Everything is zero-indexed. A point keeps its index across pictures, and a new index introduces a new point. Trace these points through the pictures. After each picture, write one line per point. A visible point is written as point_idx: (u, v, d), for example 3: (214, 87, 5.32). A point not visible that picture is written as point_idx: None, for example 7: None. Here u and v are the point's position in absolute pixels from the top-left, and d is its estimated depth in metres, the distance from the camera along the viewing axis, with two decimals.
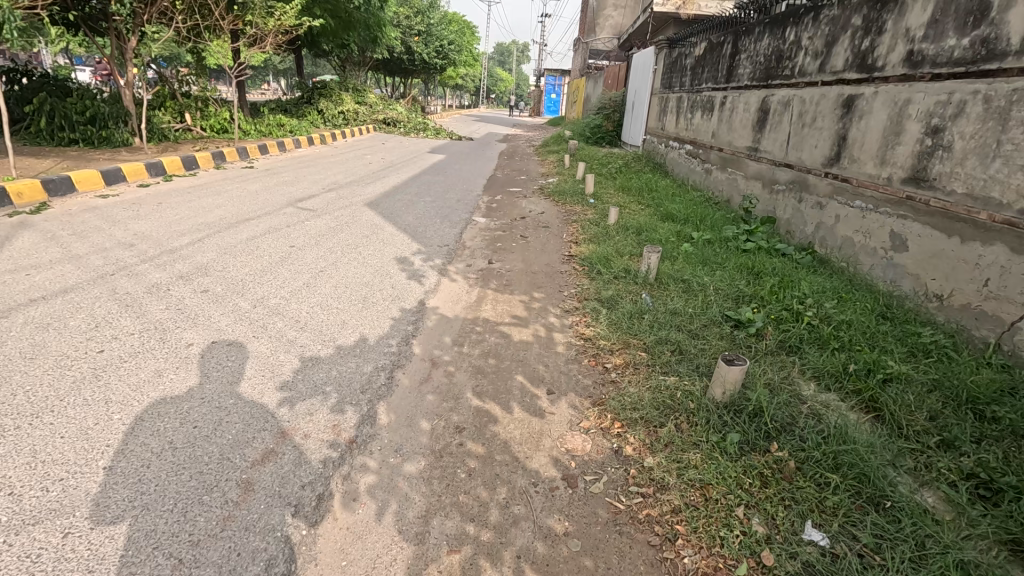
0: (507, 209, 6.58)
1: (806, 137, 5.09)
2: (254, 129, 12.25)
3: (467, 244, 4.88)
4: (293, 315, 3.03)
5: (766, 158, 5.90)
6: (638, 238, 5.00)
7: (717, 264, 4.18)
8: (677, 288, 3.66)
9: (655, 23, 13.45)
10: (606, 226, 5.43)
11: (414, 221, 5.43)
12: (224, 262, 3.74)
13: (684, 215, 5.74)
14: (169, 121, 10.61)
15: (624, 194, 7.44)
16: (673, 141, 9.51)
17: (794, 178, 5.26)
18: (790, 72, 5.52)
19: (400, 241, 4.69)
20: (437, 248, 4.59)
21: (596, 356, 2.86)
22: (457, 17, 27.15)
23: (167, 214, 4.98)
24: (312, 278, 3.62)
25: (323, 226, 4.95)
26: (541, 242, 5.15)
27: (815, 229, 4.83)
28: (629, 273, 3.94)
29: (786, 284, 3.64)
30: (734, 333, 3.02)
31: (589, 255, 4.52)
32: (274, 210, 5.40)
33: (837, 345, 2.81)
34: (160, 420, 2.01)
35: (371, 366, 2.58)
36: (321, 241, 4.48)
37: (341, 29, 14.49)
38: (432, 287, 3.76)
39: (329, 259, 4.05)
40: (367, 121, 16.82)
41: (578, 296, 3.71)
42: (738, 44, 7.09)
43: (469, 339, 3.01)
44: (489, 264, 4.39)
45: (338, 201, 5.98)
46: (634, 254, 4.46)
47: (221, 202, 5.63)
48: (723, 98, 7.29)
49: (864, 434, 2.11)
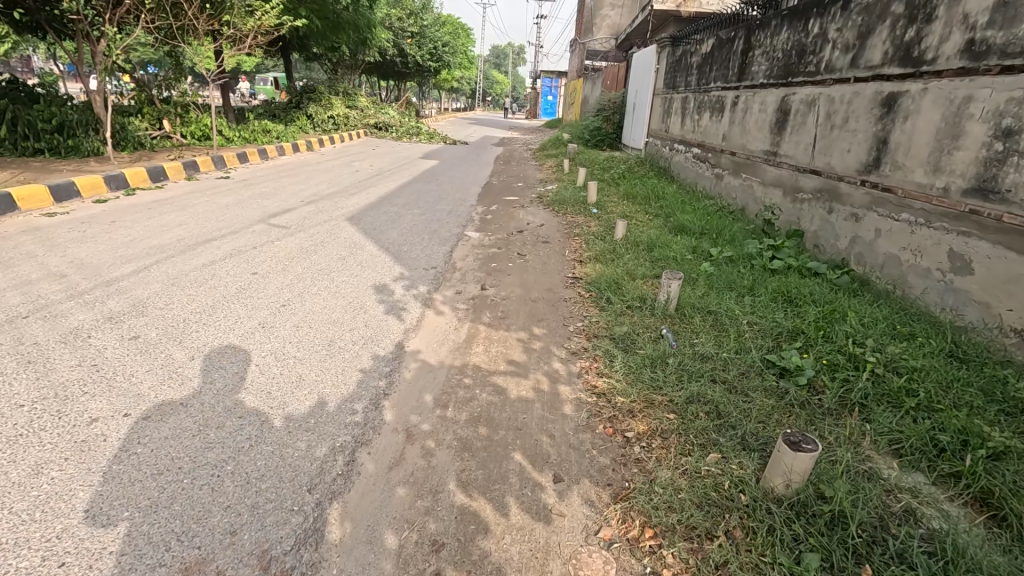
0: (503, 221, 6.03)
1: (837, 141, 4.54)
2: (237, 135, 11.69)
3: (458, 266, 4.32)
4: (238, 371, 2.45)
5: (787, 164, 5.35)
6: (651, 255, 4.44)
7: (745, 290, 3.63)
8: (702, 323, 3.09)
9: (655, 22, 12.96)
10: (613, 241, 4.88)
11: (400, 239, 4.87)
12: (168, 297, 3.17)
13: (699, 227, 5.18)
14: (146, 128, 10.07)
15: (629, 203, 6.89)
16: (678, 144, 8.98)
17: (823, 186, 4.71)
18: (815, 69, 4.98)
19: (381, 263, 4.13)
20: (423, 272, 4.05)
21: (614, 420, 2.30)
22: (451, 19, 26.69)
23: (118, 234, 4.41)
24: (270, 315, 3.06)
25: (294, 247, 4.38)
26: (541, 260, 4.60)
27: (850, 245, 4.29)
28: (645, 302, 3.39)
29: (832, 315, 3.09)
30: (781, 386, 2.45)
31: (596, 278, 3.96)
32: (242, 227, 4.82)
33: (915, 405, 2.25)
34: (13, 556, 1.44)
35: (327, 446, 2.01)
36: (289, 265, 3.91)
37: (329, 31, 13.96)
38: (414, 322, 3.20)
39: (295, 289, 3.48)
40: (359, 126, 16.31)
41: (586, 331, 3.15)
42: (750, 38, 6.55)
43: (456, 396, 2.46)
44: (481, 290, 3.83)
45: (315, 216, 5.42)
46: (648, 277, 3.90)
47: (184, 218, 5.06)
48: (735, 98, 6.75)
49: (991, 555, 1.55)
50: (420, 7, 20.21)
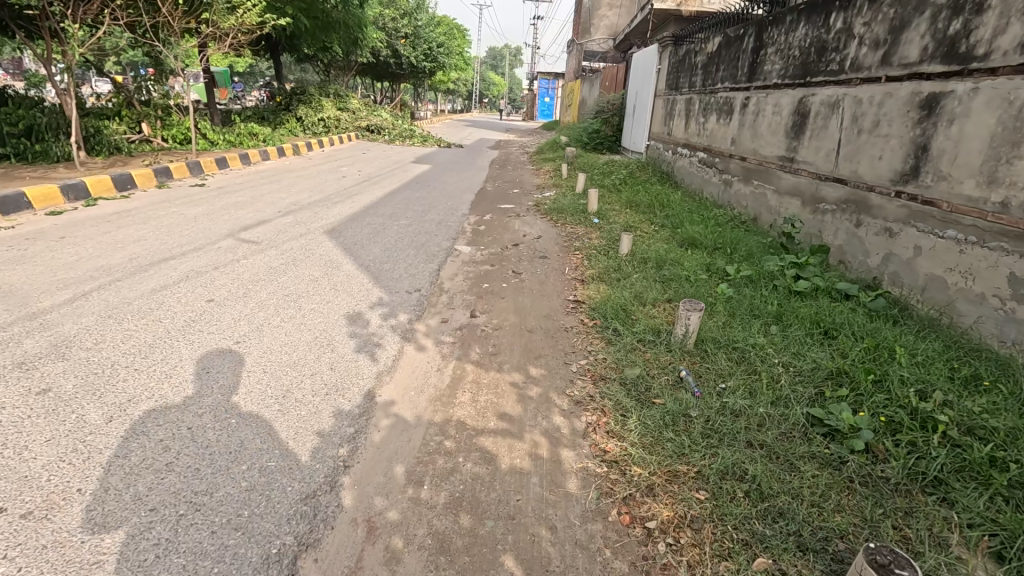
0: (497, 233, 5.59)
1: (866, 147, 4.10)
2: (221, 138, 11.19)
3: (446, 287, 3.87)
4: (162, 438, 1.98)
5: (807, 171, 4.91)
6: (659, 273, 4.00)
7: (771, 319, 3.18)
8: (727, 362, 2.64)
9: (656, 22, 12.57)
10: (618, 258, 4.42)
11: (382, 255, 4.41)
12: (100, 335, 2.69)
13: (711, 241, 4.74)
14: (123, 131, 9.59)
15: (632, 212, 6.45)
16: (682, 148, 8.56)
17: (849, 196, 4.27)
18: (838, 67, 4.54)
19: (357, 286, 3.67)
20: (407, 296, 3.59)
21: (631, 503, 1.84)
22: (446, 20, 26.28)
23: (63, 251, 3.92)
24: (214, 356, 2.59)
25: (261, 267, 3.90)
26: (538, 279, 4.16)
27: (883, 263, 3.84)
28: (658, 335, 2.94)
29: (878, 353, 2.64)
30: (833, 453, 2.00)
31: (600, 302, 3.51)
32: (206, 243, 4.36)
33: (1007, 481, 1.79)
34: None
35: (260, 553, 1.54)
36: (252, 291, 3.44)
37: (319, 30, 13.47)
38: (390, 362, 2.73)
39: (253, 320, 3.01)
40: (349, 129, 15.77)
41: (592, 372, 2.70)
42: (761, 36, 6.12)
43: (434, 466, 2.00)
44: (471, 318, 3.37)
45: (291, 229, 4.95)
46: (660, 303, 3.45)
47: (143, 232, 4.56)
48: (745, 99, 6.32)
49: None
50: (414, 7, 19.75)
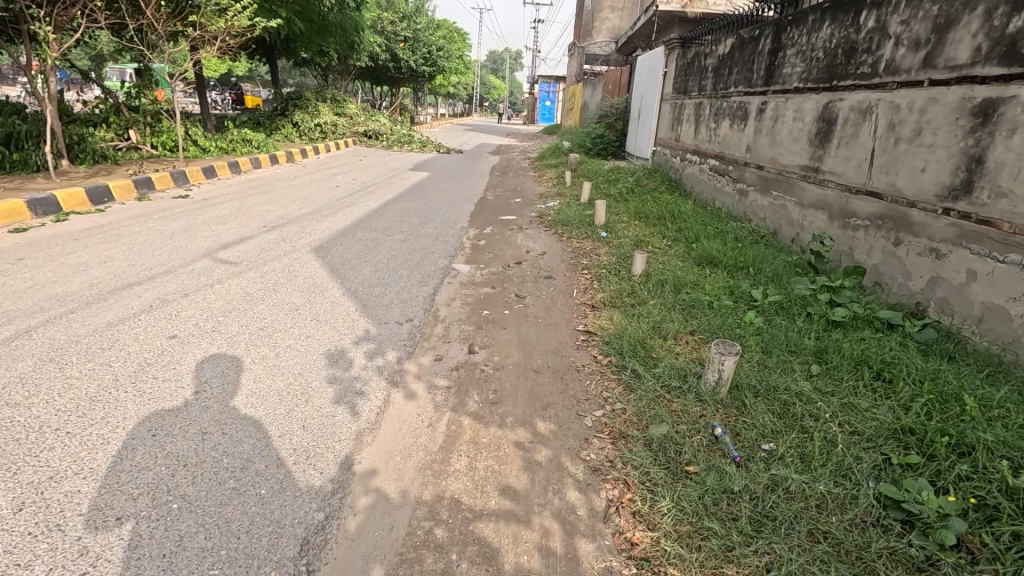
0: (499, 248, 5.21)
1: (905, 158, 3.71)
2: (213, 145, 10.83)
3: (441, 315, 3.48)
4: (80, 535, 1.58)
5: (835, 183, 4.52)
6: (678, 298, 3.61)
7: (812, 357, 2.80)
8: (770, 417, 2.25)
9: (661, 24, 12.22)
10: (631, 279, 4.04)
11: (372, 277, 4.03)
12: (34, 385, 2.30)
13: (732, 260, 4.35)
14: (110, 138, 9.29)
15: (642, 224, 6.06)
16: (691, 154, 8.19)
17: (886, 212, 3.88)
18: (871, 70, 4.15)
19: (341, 316, 3.28)
20: (398, 327, 3.21)
21: None
22: (445, 23, 25.95)
23: (17, 276, 3.53)
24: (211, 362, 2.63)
25: (237, 293, 3.52)
26: (544, 303, 3.77)
27: (929, 288, 3.45)
28: (684, 380, 2.55)
29: (946, 403, 2.26)
30: (917, 551, 1.61)
31: (615, 334, 3.13)
32: (179, 265, 3.97)
33: None
34: None
35: None
36: (222, 324, 3.05)
37: (315, 34, 13.12)
38: (373, 414, 2.35)
39: (218, 363, 2.62)
40: (347, 134, 15.40)
41: (610, 428, 2.31)
42: (779, 37, 5.74)
43: (422, 567, 1.61)
44: (469, 354, 2.97)
45: (274, 248, 4.56)
46: (681, 336, 3.07)
47: (112, 251, 4.18)
48: (762, 104, 5.95)
49: None
50: (413, 10, 19.43)
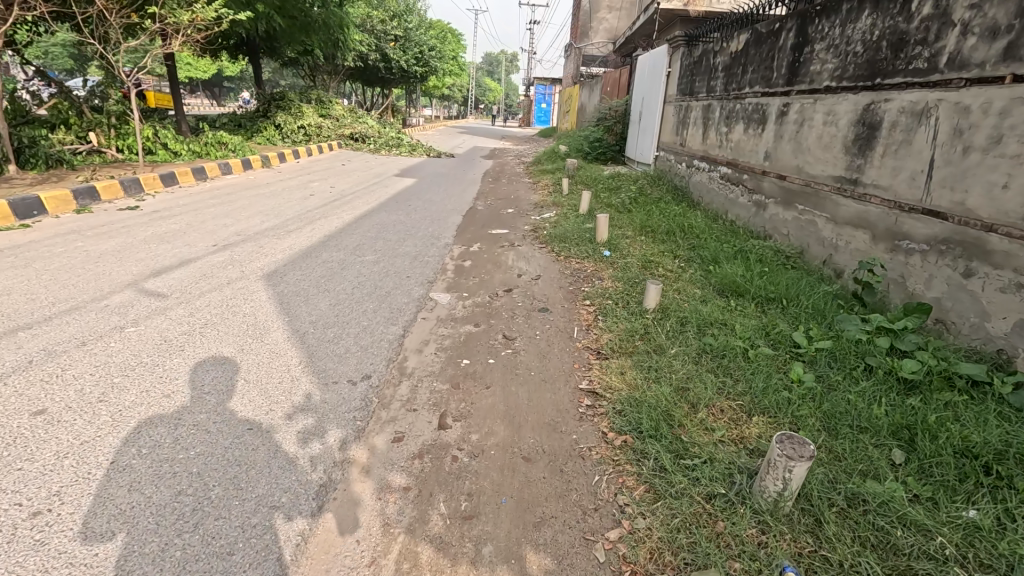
0: (486, 270, 4.52)
1: (980, 170, 3.03)
2: (185, 148, 10.06)
3: (409, 367, 2.78)
4: None
5: (880, 198, 3.84)
6: (704, 343, 2.93)
7: (892, 441, 2.11)
8: (865, 557, 1.56)
9: (662, 23, 11.62)
10: (642, 315, 3.36)
11: (329, 312, 3.32)
12: None
13: (760, 289, 3.68)
14: (68, 140, 8.55)
15: (648, 241, 5.40)
16: (698, 160, 7.53)
17: (951, 235, 3.20)
18: (928, 65, 3.48)
19: (277, 374, 2.56)
20: (352, 387, 2.52)
21: None
22: (437, 24, 25.27)
23: None
24: (196, 376, 2.49)
25: (152, 340, 2.79)
26: (539, 347, 3.07)
27: (1016, 333, 2.77)
28: (728, 483, 1.86)
29: None
30: None
31: (630, 399, 2.44)
32: (92, 298, 3.25)
33: None
34: None
35: None
36: (116, 392, 2.31)
37: (297, 31, 12.42)
38: (290, 546, 1.63)
39: (133, 433, 2.05)
40: (332, 137, 14.67)
41: (632, 566, 1.61)
42: (803, 30, 5.08)
43: None
44: (438, 429, 2.27)
45: (217, 274, 3.84)
46: (714, 405, 2.38)
47: (15, 279, 3.47)
48: (785, 105, 5.28)
49: None
50: (404, 8, 18.78)
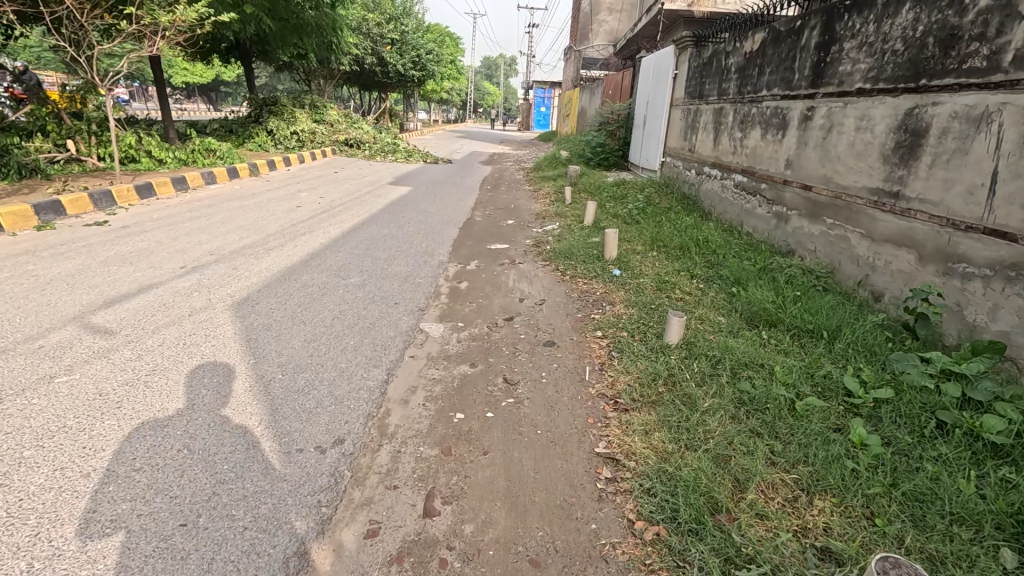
0: (484, 293, 4.07)
1: None
2: (171, 156, 9.61)
3: (392, 425, 2.33)
4: None
5: (928, 214, 3.40)
6: (740, 391, 2.49)
7: (998, 536, 1.67)
8: None
9: (667, 24, 11.22)
10: (663, 353, 2.92)
11: (302, 351, 2.86)
12: None
13: (795, 319, 3.24)
14: (43, 148, 8.11)
15: (661, 257, 4.96)
16: (709, 167, 7.10)
17: (1021, 260, 2.76)
18: (987, 63, 3.05)
19: (229, 441, 2.10)
20: (319, 457, 2.06)
21: None
22: (434, 27, 24.89)
23: None
24: (126, 446, 2.03)
25: (87, 393, 2.34)
26: (545, 395, 2.63)
27: None
28: None
29: None
30: None
31: (659, 472, 2.01)
32: (27, 337, 2.80)
33: None
34: None
35: None
36: (20, 473, 1.84)
37: (289, 34, 12.00)
38: None
39: (24, 540, 1.58)
40: (326, 143, 14.24)
41: None
42: (830, 27, 4.66)
43: None
44: (422, 518, 1.82)
45: (179, 303, 3.39)
46: (764, 480, 1.94)
47: None
48: (809, 108, 4.85)
49: None
50: (400, 11, 18.37)
